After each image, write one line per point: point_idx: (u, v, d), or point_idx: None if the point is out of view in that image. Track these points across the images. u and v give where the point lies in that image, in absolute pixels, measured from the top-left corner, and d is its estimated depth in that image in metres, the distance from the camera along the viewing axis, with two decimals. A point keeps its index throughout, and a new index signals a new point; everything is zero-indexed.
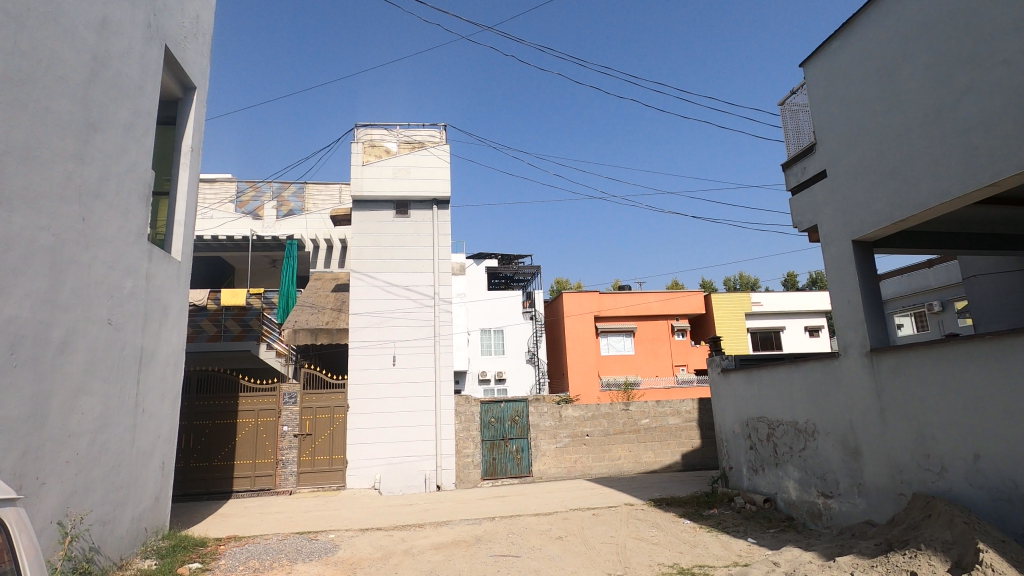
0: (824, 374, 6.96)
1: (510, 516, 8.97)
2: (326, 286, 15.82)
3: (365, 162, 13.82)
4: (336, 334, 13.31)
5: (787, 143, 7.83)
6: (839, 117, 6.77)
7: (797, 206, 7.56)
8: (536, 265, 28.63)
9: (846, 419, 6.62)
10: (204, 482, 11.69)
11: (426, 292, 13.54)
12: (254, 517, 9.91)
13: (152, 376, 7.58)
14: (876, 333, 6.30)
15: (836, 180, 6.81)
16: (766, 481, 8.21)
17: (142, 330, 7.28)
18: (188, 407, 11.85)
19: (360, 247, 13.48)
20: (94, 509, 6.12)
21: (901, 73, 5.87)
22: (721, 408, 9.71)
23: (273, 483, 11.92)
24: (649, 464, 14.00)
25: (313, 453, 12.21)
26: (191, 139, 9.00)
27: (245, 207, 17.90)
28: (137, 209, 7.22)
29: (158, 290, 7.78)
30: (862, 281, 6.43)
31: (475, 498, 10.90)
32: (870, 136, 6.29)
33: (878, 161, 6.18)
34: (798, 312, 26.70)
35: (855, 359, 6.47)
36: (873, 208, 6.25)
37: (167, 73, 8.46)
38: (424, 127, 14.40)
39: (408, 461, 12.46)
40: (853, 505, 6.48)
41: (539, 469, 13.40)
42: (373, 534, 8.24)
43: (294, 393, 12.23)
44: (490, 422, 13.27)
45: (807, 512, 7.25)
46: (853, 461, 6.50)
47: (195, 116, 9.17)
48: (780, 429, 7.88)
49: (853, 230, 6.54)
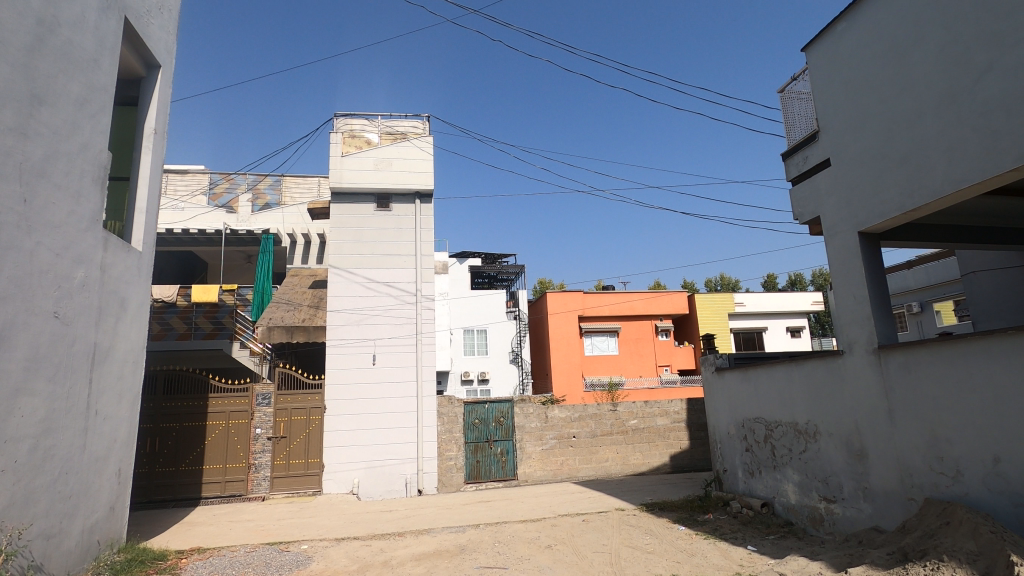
0: (827, 372, 6.63)
1: (496, 523, 8.52)
2: (304, 282, 15.18)
3: (345, 153, 13.25)
4: (313, 332, 12.70)
5: (787, 131, 7.51)
6: (844, 104, 6.47)
7: (798, 197, 7.24)
8: (520, 264, 28.22)
9: (851, 419, 6.30)
10: (171, 488, 11.02)
11: (408, 288, 13.02)
12: (222, 525, 9.30)
13: (107, 374, 6.97)
14: (883, 329, 5.98)
15: (841, 169, 6.50)
16: (763, 484, 7.89)
17: (96, 325, 6.68)
18: (153, 408, 11.18)
19: (339, 241, 12.90)
20: (35, 522, 5.51)
21: (914, 54, 5.56)
22: (714, 408, 9.38)
23: (245, 488, 11.28)
24: (637, 466, 13.65)
25: (288, 456, 11.60)
26: (155, 121, 8.36)
27: (219, 199, 17.19)
28: (90, 192, 6.60)
29: (116, 282, 7.17)
30: (868, 275, 6.12)
31: (459, 503, 10.41)
32: (879, 122, 5.98)
33: (887, 148, 5.88)
34: (780, 312, 26.70)
35: (861, 356, 6.14)
36: (882, 197, 5.94)
37: (128, 49, 7.82)
38: (407, 118, 13.89)
39: (388, 464, 11.92)
40: (858, 511, 6.16)
41: (524, 472, 12.95)
42: (350, 545, 7.72)
43: (268, 393, 11.65)
44: (473, 423, 12.79)
45: (807, 517, 6.93)
46: (858, 464, 6.18)
47: (160, 96, 8.53)
48: (778, 431, 7.55)
49: (859, 221, 6.23)
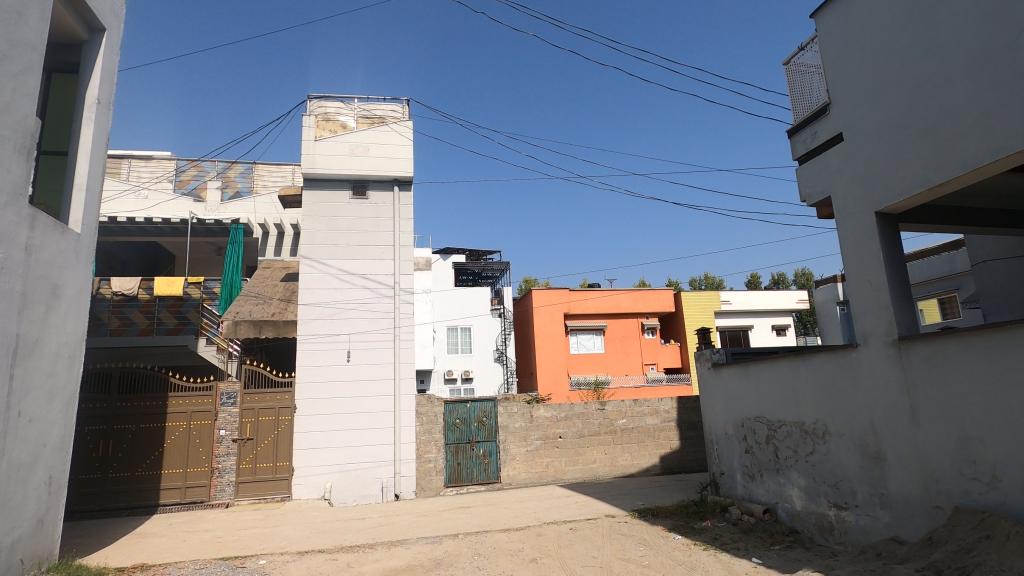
0: (838, 367, 6.06)
1: (476, 532, 7.84)
2: (276, 275, 14.30)
3: (319, 137, 12.44)
4: (282, 327, 11.84)
5: (793, 107, 6.93)
6: (858, 72, 5.90)
7: (805, 177, 6.67)
8: (505, 261, 27.37)
9: (865, 418, 5.73)
10: (126, 494, 10.15)
11: (385, 281, 12.29)
12: (176, 537, 8.49)
13: (34, 370, 6.14)
14: (903, 318, 5.41)
15: (855, 143, 5.93)
16: (764, 489, 7.32)
17: (18, 314, 5.87)
18: (107, 408, 10.32)
19: (312, 230, 12.10)
20: None
21: (942, 11, 4.99)
22: (710, 406, 8.79)
23: (207, 494, 10.44)
24: (626, 467, 13.04)
25: (255, 460, 10.79)
26: (98, 90, 7.51)
27: (186, 187, 16.21)
28: (12, 162, 5.80)
29: (46, 267, 6.35)
30: (886, 259, 5.55)
31: (437, 509, 9.70)
32: (900, 90, 5.40)
33: (909, 118, 5.31)
34: (766, 311, 26.37)
35: (878, 348, 5.58)
36: (902, 172, 5.37)
37: (66, 7, 7.00)
38: (386, 102, 13.19)
39: (364, 468, 11.18)
40: (874, 519, 5.59)
41: (508, 475, 12.23)
42: (313, 559, 6.98)
43: (233, 392, 10.83)
44: (454, 424, 12.03)
45: (814, 526, 6.37)
46: (874, 468, 5.60)
47: (105, 63, 7.68)
48: (781, 431, 6.99)
49: (875, 200, 5.66)
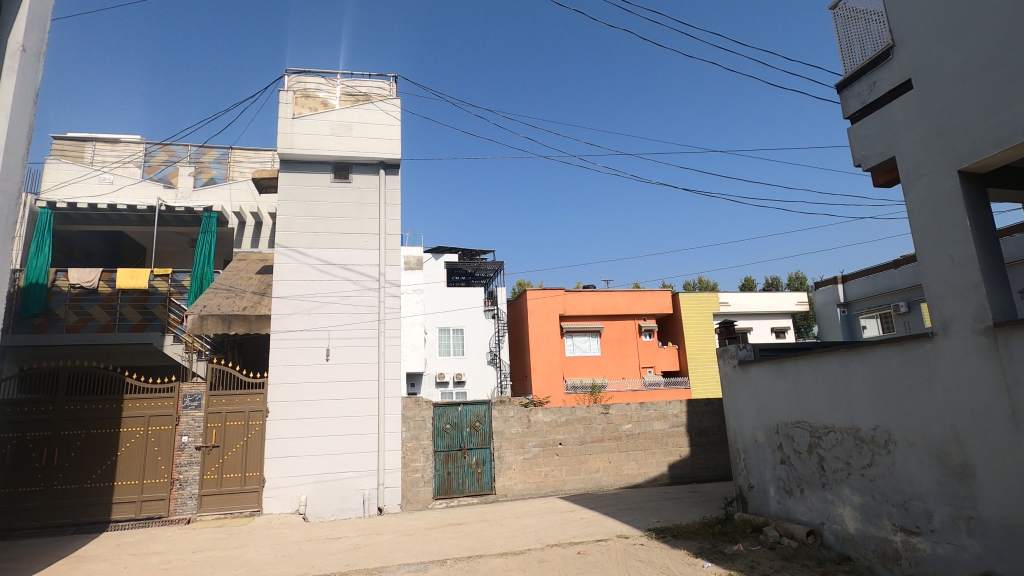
0: (907, 363, 5.02)
1: (468, 557, 6.72)
2: (251, 267, 13.08)
3: (297, 114, 11.27)
4: (254, 322, 10.56)
5: (842, 58, 5.95)
6: (933, 4, 4.90)
7: (859, 136, 5.64)
8: (498, 260, 26.11)
9: (944, 424, 4.69)
10: (72, 509, 8.94)
11: (369, 273, 11.16)
12: (119, 561, 7.29)
13: None
14: (997, 300, 4.38)
15: (928, 91, 4.92)
16: (806, 507, 6.26)
17: None
18: (53, 412, 9.13)
19: (289, 216, 10.94)
20: None
21: None
22: (734, 411, 7.72)
23: (166, 509, 9.23)
24: (631, 477, 11.95)
25: (221, 469, 9.57)
26: (23, 37, 6.38)
27: (155, 172, 15.02)
28: None
29: None
30: (974, 227, 4.52)
31: (421, 527, 8.59)
32: (994, 17, 4.40)
33: (1006, 51, 4.31)
34: (766, 312, 25.45)
35: (963, 338, 4.54)
36: (998, 117, 4.35)
37: None
38: (372, 78, 12.02)
39: (344, 478, 10.03)
40: (957, 548, 4.54)
41: (503, 485, 11.09)
42: None
43: (198, 394, 9.63)
44: (444, 430, 10.87)
45: (874, 553, 5.30)
46: (957, 485, 4.56)
47: (36, 6, 6.56)
48: (828, 439, 5.93)
49: (958, 155, 4.63)
